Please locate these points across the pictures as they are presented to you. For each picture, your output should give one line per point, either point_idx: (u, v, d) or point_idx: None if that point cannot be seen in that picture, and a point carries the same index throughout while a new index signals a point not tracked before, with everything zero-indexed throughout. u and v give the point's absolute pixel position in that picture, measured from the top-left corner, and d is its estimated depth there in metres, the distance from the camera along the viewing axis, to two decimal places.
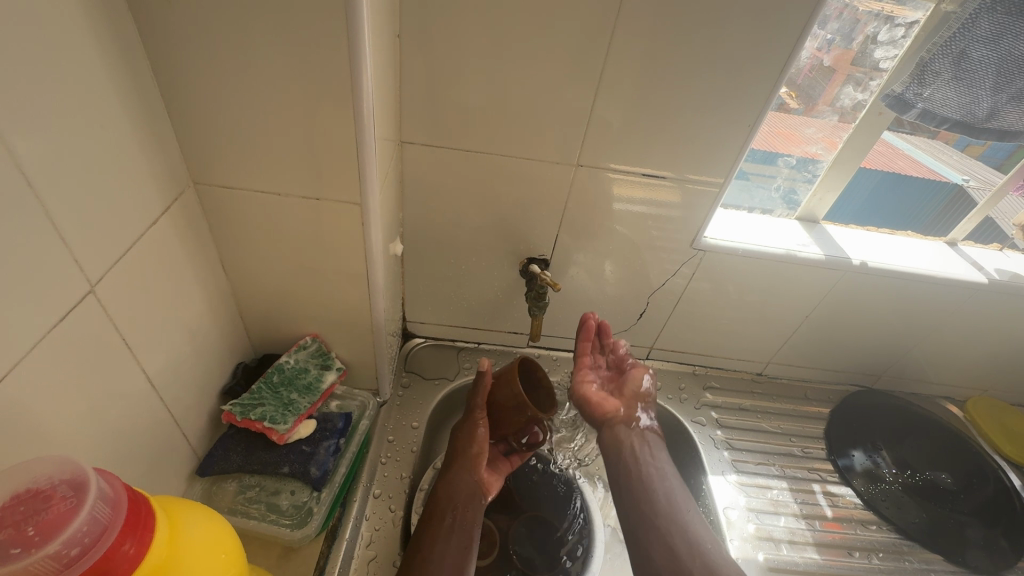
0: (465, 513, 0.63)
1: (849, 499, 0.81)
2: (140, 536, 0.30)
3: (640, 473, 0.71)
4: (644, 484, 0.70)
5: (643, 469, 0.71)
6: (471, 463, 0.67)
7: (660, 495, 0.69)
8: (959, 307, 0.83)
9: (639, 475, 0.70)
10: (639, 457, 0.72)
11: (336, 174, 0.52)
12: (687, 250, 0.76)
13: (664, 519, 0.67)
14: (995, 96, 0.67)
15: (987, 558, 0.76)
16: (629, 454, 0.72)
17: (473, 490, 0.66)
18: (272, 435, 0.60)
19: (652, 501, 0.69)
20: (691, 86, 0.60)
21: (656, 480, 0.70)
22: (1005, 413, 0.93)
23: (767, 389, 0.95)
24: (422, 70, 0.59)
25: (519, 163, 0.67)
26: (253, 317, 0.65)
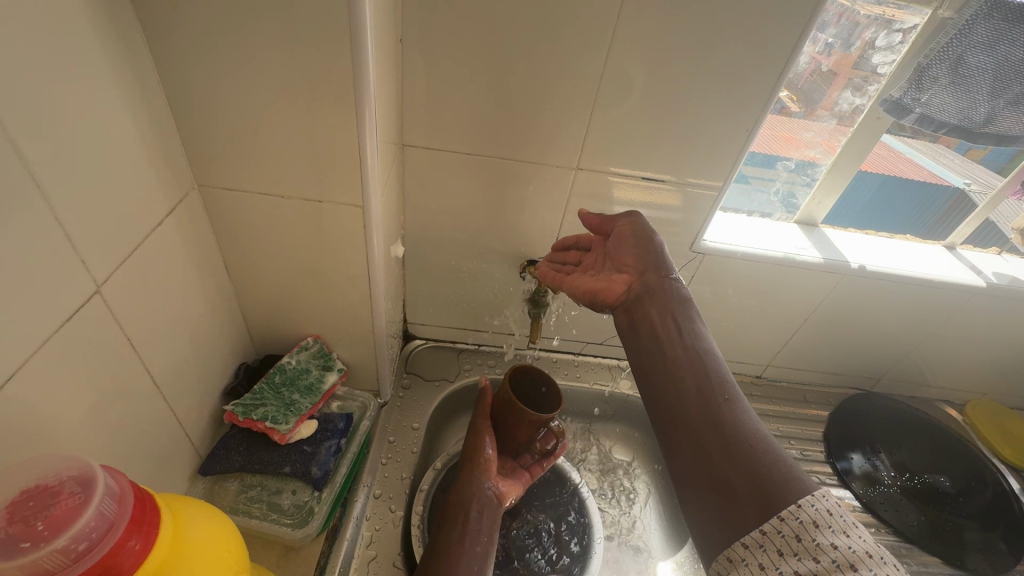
0: (481, 516, 0.63)
1: (848, 502, 0.81)
2: (146, 532, 0.30)
3: (667, 354, 0.55)
4: (670, 373, 0.54)
5: (672, 348, 0.56)
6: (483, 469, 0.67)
7: (689, 379, 0.53)
8: (958, 311, 0.83)
9: (668, 355, 0.55)
10: (660, 332, 0.57)
11: (339, 176, 0.53)
12: (686, 253, 0.76)
13: (700, 404, 0.50)
14: (992, 101, 0.67)
15: (985, 560, 0.76)
16: (653, 333, 0.58)
17: (486, 495, 0.65)
18: (274, 435, 0.60)
19: (678, 386, 0.53)
20: (690, 89, 0.61)
21: (685, 359, 0.54)
22: (1004, 417, 0.94)
23: (767, 392, 0.95)
24: (423, 75, 0.60)
25: (520, 166, 0.67)
26: (255, 318, 0.66)
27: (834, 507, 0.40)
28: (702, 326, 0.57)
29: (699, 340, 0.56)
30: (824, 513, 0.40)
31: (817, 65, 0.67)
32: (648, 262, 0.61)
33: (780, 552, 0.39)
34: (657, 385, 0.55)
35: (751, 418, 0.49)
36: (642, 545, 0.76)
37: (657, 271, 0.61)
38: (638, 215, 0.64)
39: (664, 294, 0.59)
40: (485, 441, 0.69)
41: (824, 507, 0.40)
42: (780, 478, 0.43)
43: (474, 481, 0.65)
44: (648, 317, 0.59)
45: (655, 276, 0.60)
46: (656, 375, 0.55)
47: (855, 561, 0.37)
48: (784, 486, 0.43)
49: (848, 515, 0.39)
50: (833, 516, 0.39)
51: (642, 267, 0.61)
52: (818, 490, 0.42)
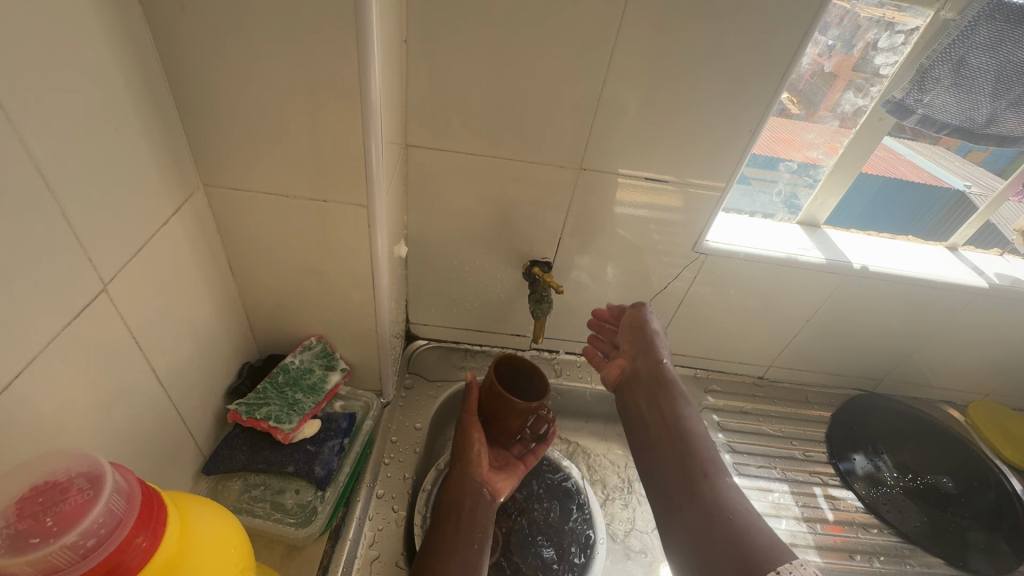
0: (475, 515, 0.63)
1: (851, 503, 0.81)
2: (154, 530, 0.30)
3: (656, 436, 0.62)
4: (659, 450, 0.61)
5: (661, 432, 0.62)
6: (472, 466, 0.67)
7: (673, 456, 0.59)
8: (960, 311, 0.83)
9: (659, 439, 0.62)
10: (649, 418, 0.64)
11: (344, 175, 0.53)
12: (688, 254, 0.76)
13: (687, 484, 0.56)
14: (993, 102, 0.68)
15: (988, 561, 0.76)
16: (644, 415, 0.65)
17: (479, 491, 0.65)
18: (278, 435, 0.60)
19: (663, 463, 0.59)
20: (694, 89, 0.61)
21: (671, 439, 0.61)
22: (1006, 417, 0.94)
23: (768, 393, 0.95)
24: (427, 75, 0.60)
25: (523, 166, 0.67)
26: (258, 318, 0.66)
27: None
28: (688, 406, 0.63)
29: (686, 421, 0.61)
30: None
31: (818, 67, 0.67)
32: (638, 350, 0.69)
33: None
34: (650, 468, 0.61)
35: (733, 493, 0.53)
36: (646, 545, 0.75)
37: (647, 357, 0.68)
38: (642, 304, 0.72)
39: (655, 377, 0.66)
40: (473, 436, 0.69)
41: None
42: (760, 548, 0.46)
43: (465, 479, 0.65)
44: (638, 405, 0.66)
45: (644, 361, 0.68)
46: (650, 457, 0.62)
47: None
48: (764, 552, 0.45)
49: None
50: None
51: (634, 355, 0.69)
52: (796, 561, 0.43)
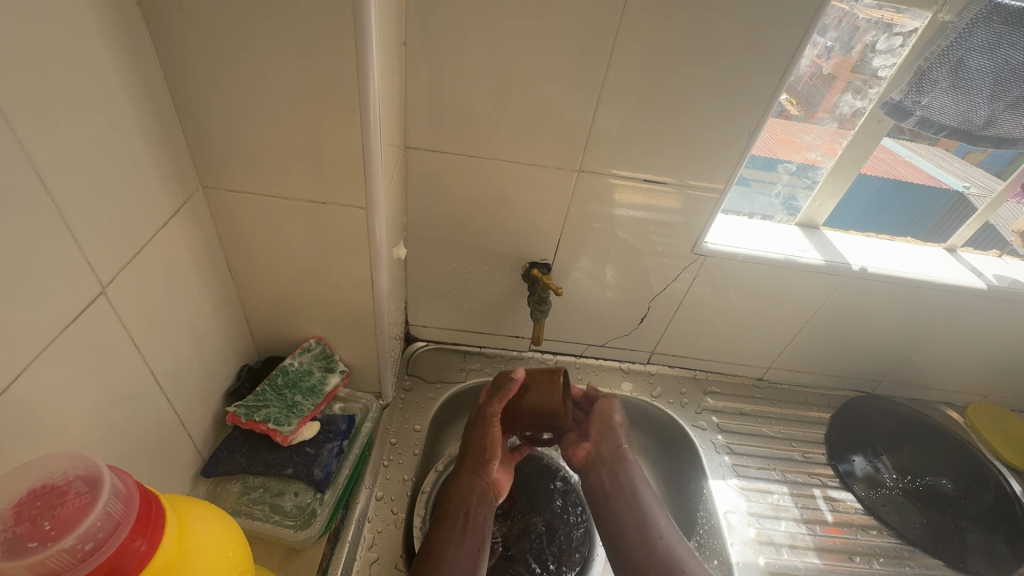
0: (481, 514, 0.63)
1: (850, 504, 0.81)
2: (152, 534, 0.30)
3: (618, 514, 0.65)
4: (621, 529, 0.64)
5: (625, 511, 0.65)
6: (481, 468, 0.66)
7: (636, 535, 0.63)
8: (959, 313, 0.84)
9: (621, 518, 0.64)
10: (613, 495, 0.66)
11: (342, 177, 0.53)
12: (687, 255, 0.76)
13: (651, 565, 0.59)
14: (991, 104, 0.68)
15: (987, 562, 0.76)
16: (605, 495, 0.67)
17: (485, 495, 0.65)
18: (277, 437, 0.60)
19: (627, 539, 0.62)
20: (692, 91, 0.61)
21: (632, 520, 0.64)
22: (1005, 418, 0.94)
23: (768, 394, 0.95)
24: (426, 76, 0.60)
25: (522, 168, 0.67)
26: (257, 320, 0.66)
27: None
28: (648, 490, 0.67)
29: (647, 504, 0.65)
30: None
31: (816, 69, 0.68)
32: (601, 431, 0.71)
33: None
34: (611, 545, 0.64)
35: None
36: None
37: (612, 443, 0.70)
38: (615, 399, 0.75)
39: (617, 461, 0.69)
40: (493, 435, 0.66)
41: None
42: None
43: (475, 482, 0.65)
44: (601, 481, 0.67)
45: (609, 445, 0.70)
46: (612, 535, 0.64)
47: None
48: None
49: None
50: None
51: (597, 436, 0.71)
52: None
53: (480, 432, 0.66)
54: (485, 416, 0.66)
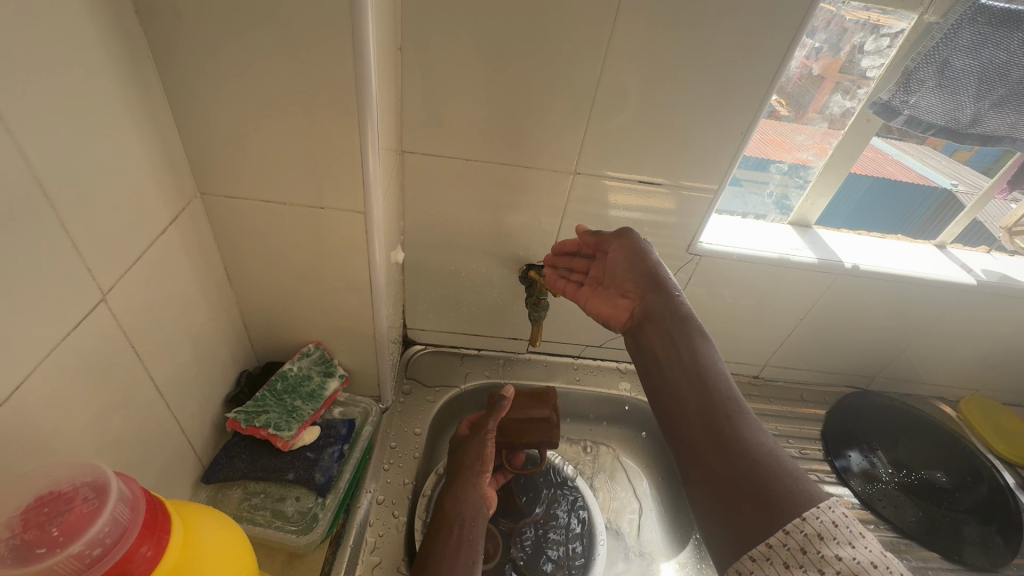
0: (475, 522, 0.61)
1: (846, 499, 0.82)
2: (157, 539, 0.30)
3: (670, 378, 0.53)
4: (672, 395, 0.52)
5: (680, 361, 0.53)
6: (476, 479, 0.65)
7: (688, 396, 0.51)
8: (950, 308, 0.85)
9: (672, 373, 0.53)
10: (658, 356, 0.56)
11: (339, 182, 0.53)
12: (683, 255, 0.77)
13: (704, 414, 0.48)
14: (977, 103, 0.69)
15: (983, 554, 0.76)
16: (654, 354, 0.57)
17: (480, 507, 0.63)
18: (277, 442, 0.60)
19: (677, 403, 0.51)
20: (685, 92, 0.62)
21: (684, 380, 0.52)
22: (996, 412, 0.95)
23: (764, 392, 0.96)
24: (422, 81, 0.61)
25: (518, 171, 0.68)
26: (256, 325, 0.66)
27: (840, 518, 0.37)
28: (708, 343, 0.54)
29: (708, 355, 0.53)
30: (829, 525, 0.37)
31: (805, 71, 0.69)
32: (646, 283, 0.61)
33: (785, 565, 0.37)
34: (663, 404, 0.53)
35: (764, 432, 0.45)
36: (644, 549, 0.77)
37: (655, 294, 0.60)
38: (630, 233, 0.65)
39: (665, 315, 0.58)
40: (487, 446, 0.67)
41: (829, 519, 0.37)
42: (784, 498, 0.39)
43: (472, 494, 0.63)
44: (651, 343, 0.58)
45: (654, 299, 0.60)
46: (662, 388, 0.54)
47: (862, 574, 0.34)
48: (788, 500, 0.39)
49: (855, 525, 0.37)
50: (838, 528, 0.37)
51: (642, 290, 0.61)
52: (825, 500, 0.39)
53: (474, 448, 0.67)
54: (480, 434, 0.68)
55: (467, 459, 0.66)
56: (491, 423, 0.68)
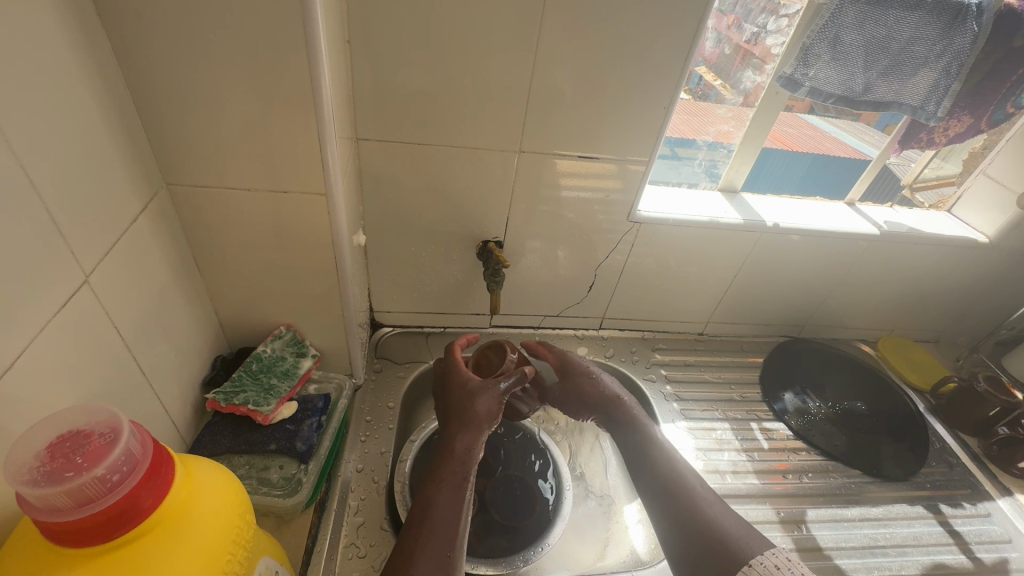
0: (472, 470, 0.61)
1: (782, 432, 0.91)
2: (166, 473, 0.34)
3: (642, 473, 0.66)
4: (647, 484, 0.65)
5: (652, 463, 0.66)
6: (481, 426, 0.65)
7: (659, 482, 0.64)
8: (861, 256, 0.95)
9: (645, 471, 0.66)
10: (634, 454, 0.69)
11: (300, 166, 0.57)
12: (625, 223, 0.84)
13: (672, 494, 0.62)
14: (867, 73, 0.79)
15: (897, 465, 0.88)
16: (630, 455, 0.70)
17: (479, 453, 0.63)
18: (257, 417, 0.64)
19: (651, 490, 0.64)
20: (613, 72, 0.68)
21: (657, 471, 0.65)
22: (909, 348, 1.08)
23: (708, 346, 1.05)
24: (372, 72, 0.65)
25: (467, 152, 0.73)
26: (227, 312, 0.69)
27: (781, 562, 0.50)
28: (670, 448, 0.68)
29: (672, 455, 0.67)
30: (771, 568, 0.50)
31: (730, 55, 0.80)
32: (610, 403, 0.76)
33: None
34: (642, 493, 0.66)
35: (721, 508, 0.59)
36: (607, 491, 0.85)
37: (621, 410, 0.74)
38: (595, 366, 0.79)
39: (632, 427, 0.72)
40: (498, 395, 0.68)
41: (771, 563, 0.50)
42: (737, 549, 0.53)
43: (475, 439, 0.64)
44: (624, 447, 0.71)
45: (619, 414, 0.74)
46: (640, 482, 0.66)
47: None
48: (745, 551, 0.52)
49: (794, 567, 0.49)
50: (779, 569, 0.49)
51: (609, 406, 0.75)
52: (770, 548, 0.52)
53: (488, 400, 0.67)
54: (493, 387, 0.69)
55: (480, 411, 0.66)
56: (507, 383, 0.69)
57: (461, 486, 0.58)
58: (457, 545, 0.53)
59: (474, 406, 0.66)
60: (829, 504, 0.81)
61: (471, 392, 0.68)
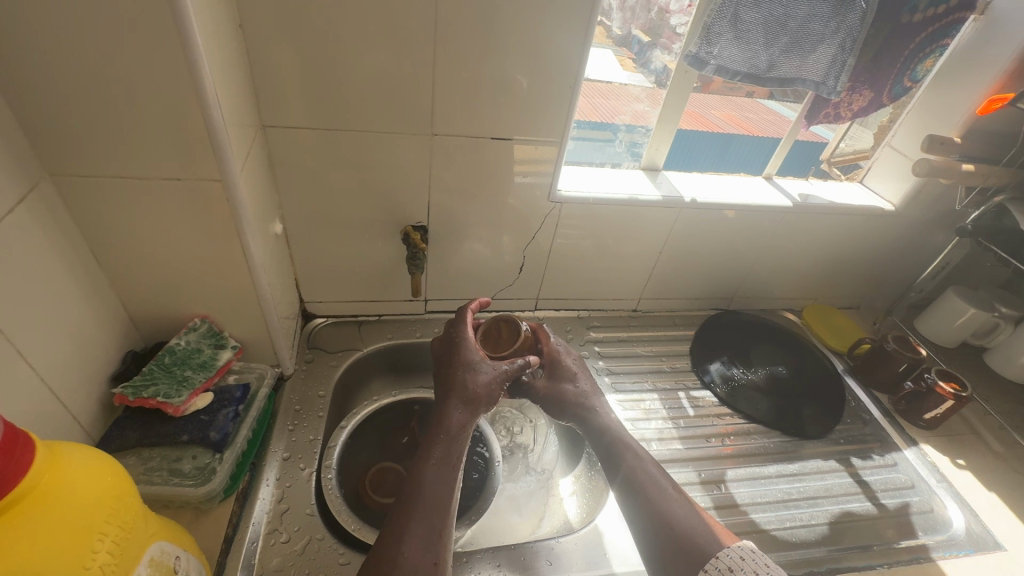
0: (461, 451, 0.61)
1: (708, 400, 0.95)
2: (23, 455, 0.34)
3: (620, 467, 0.69)
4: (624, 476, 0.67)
5: (632, 460, 0.69)
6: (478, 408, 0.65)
7: (636, 479, 0.66)
8: (778, 228, 0.99)
9: (622, 465, 0.68)
10: (613, 452, 0.71)
11: (192, 153, 0.56)
12: (545, 203, 0.85)
13: (645, 490, 0.64)
14: (768, 51, 0.83)
15: (816, 422, 0.93)
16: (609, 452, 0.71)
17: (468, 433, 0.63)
18: (168, 408, 0.63)
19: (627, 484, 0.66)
20: (516, 53, 0.68)
21: (635, 467, 0.67)
22: (830, 314, 1.14)
23: (641, 322, 1.08)
24: (269, 56, 0.64)
25: (379, 136, 0.73)
26: (136, 306, 0.68)
27: (748, 553, 0.53)
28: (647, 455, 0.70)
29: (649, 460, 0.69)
30: (737, 559, 0.53)
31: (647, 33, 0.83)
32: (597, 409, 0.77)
33: None
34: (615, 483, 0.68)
35: (691, 506, 0.62)
36: (545, 467, 0.88)
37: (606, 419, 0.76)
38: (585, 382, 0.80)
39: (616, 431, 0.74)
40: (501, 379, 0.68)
41: (738, 555, 0.53)
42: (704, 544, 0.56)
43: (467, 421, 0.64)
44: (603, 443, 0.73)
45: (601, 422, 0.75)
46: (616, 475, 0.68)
47: None
48: (711, 546, 0.56)
49: (759, 558, 0.52)
50: (745, 560, 0.52)
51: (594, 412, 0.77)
52: (735, 543, 0.55)
53: (490, 382, 0.67)
54: (498, 371, 0.68)
55: (481, 391, 0.66)
56: (509, 367, 0.69)
57: (455, 463, 0.59)
58: (448, 520, 0.54)
59: (477, 381, 0.66)
60: (748, 464, 0.85)
61: (477, 367, 0.68)
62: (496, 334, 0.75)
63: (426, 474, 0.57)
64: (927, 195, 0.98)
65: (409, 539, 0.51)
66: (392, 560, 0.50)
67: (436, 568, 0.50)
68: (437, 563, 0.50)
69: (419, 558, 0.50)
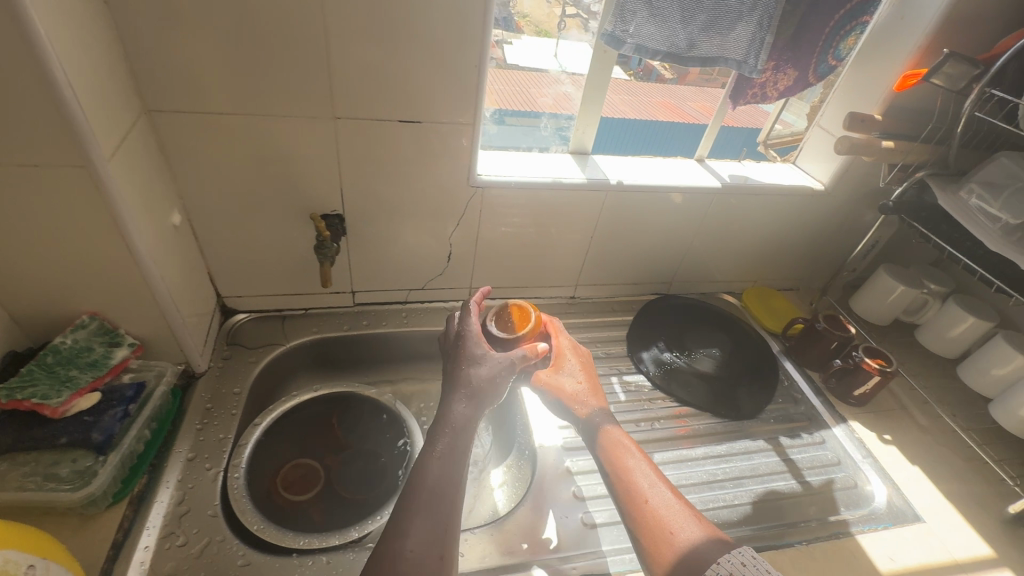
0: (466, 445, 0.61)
1: (642, 384, 0.94)
2: None
3: (620, 473, 0.65)
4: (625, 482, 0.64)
5: (632, 466, 0.66)
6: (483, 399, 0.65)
7: (638, 486, 0.63)
8: (709, 210, 0.99)
9: (623, 471, 0.65)
10: (613, 457, 0.68)
11: (48, 138, 0.52)
12: (465, 188, 0.83)
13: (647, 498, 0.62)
14: (687, 29, 0.81)
15: (751, 402, 0.92)
16: (608, 454, 0.68)
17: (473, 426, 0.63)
18: (44, 410, 0.60)
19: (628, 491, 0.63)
20: (414, 30, 0.66)
21: (636, 473, 0.65)
22: (769, 296, 1.14)
23: (579, 308, 1.07)
24: (145, 35, 0.60)
25: (278, 120, 0.70)
26: (15, 304, 0.64)
27: (748, 560, 0.50)
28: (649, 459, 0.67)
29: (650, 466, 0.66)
30: (738, 564, 0.49)
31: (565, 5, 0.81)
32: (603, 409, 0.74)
33: None
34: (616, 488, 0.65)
35: (692, 511, 0.60)
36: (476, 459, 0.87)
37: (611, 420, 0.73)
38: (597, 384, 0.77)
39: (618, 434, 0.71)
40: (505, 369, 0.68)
41: (739, 561, 0.50)
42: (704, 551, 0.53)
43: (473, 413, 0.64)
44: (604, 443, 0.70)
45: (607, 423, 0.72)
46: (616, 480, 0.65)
47: None
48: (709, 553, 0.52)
49: (760, 565, 0.49)
50: (746, 566, 0.49)
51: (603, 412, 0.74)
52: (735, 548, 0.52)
53: (494, 371, 0.67)
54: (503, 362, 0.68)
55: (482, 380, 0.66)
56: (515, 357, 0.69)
57: (463, 455, 0.60)
58: (454, 514, 0.55)
59: (479, 373, 0.66)
60: (676, 447, 0.84)
61: (480, 359, 0.68)
62: (506, 323, 0.75)
63: (431, 468, 0.57)
64: (855, 173, 0.98)
65: (413, 532, 0.51)
66: (394, 554, 0.49)
67: (440, 563, 0.50)
68: (443, 556, 0.50)
69: (423, 553, 0.50)
